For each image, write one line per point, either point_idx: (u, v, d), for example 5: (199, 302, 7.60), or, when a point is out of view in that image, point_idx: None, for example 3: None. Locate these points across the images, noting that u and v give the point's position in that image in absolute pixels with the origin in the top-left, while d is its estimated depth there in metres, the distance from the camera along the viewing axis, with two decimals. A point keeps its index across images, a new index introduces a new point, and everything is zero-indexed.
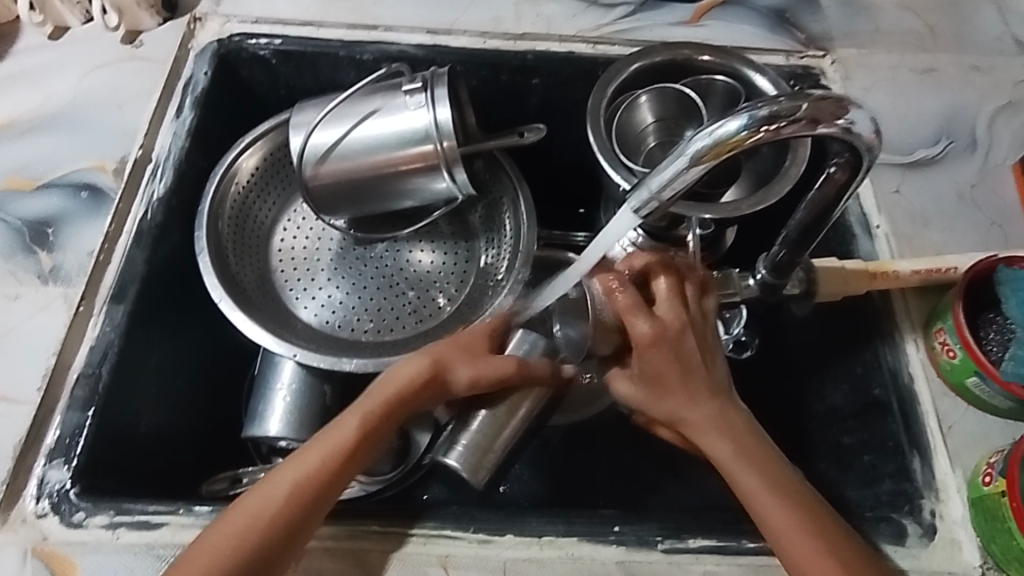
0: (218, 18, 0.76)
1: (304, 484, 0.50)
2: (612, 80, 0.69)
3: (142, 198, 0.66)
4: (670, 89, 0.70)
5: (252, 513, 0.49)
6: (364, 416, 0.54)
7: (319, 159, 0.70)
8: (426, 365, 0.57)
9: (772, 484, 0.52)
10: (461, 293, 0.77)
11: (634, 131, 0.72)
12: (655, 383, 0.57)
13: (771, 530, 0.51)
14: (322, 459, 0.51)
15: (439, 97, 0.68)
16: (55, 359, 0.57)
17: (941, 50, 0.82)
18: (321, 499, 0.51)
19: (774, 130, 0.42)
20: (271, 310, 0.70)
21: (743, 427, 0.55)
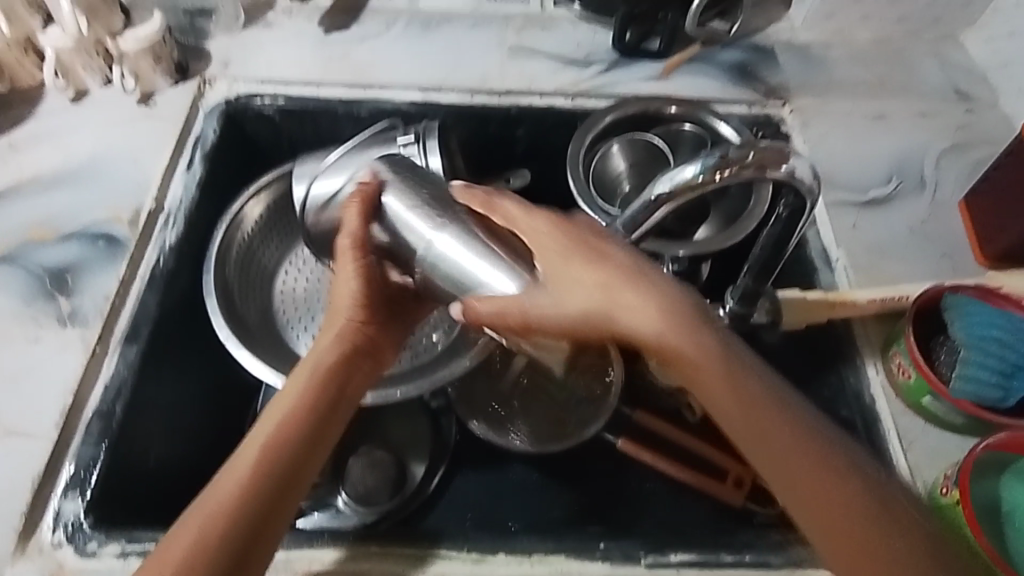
0: (226, 80, 0.83)
1: (227, 503, 0.51)
2: (587, 132, 0.76)
3: (155, 245, 0.70)
4: (639, 140, 0.76)
5: (182, 544, 0.50)
6: (276, 421, 0.55)
7: (319, 207, 0.75)
8: (331, 355, 0.58)
9: (791, 438, 0.48)
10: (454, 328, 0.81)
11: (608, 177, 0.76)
12: (567, 285, 0.50)
13: (796, 498, 0.48)
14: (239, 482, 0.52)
15: (431, 148, 0.74)
16: (71, 396, 0.61)
17: (890, 98, 0.89)
18: (257, 507, 0.52)
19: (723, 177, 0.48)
20: (273, 348, 0.74)
21: (723, 336, 0.49)
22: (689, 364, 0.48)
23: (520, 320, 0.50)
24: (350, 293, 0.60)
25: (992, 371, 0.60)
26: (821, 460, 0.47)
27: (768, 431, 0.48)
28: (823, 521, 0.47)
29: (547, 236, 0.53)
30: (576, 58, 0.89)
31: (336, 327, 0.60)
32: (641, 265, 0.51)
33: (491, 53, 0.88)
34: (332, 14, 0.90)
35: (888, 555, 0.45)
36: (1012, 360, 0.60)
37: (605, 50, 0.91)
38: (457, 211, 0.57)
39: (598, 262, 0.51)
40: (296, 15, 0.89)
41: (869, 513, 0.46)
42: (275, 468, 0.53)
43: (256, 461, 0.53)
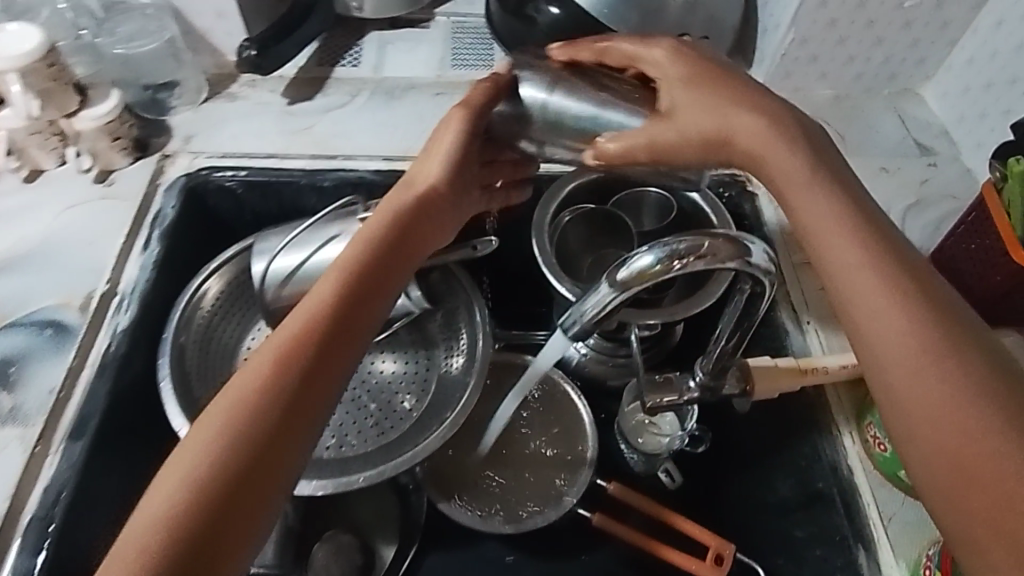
0: (187, 155, 0.82)
1: (259, 383, 0.48)
2: (550, 202, 0.75)
3: (107, 330, 0.68)
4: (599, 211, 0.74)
5: (209, 424, 0.46)
6: (318, 302, 0.52)
7: (280, 283, 0.75)
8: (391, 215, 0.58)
9: (889, 291, 0.45)
10: (425, 398, 0.82)
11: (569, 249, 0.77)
12: (689, 117, 0.53)
13: (874, 342, 0.45)
14: (274, 368, 0.48)
15: None
16: (9, 502, 0.58)
17: (852, 155, 0.90)
18: (293, 392, 0.48)
19: (680, 266, 0.46)
20: None
21: (821, 178, 0.51)
22: (806, 205, 0.50)
23: (656, 125, 0.53)
24: (429, 172, 0.60)
25: None
26: (924, 322, 0.44)
27: (849, 269, 0.46)
28: (903, 390, 0.43)
29: (694, 77, 0.54)
30: None
31: (393, 202, 0.59)
32: (788, 122, 0.52)
33: None
34: (296, 85, 0.90)
35: (969, 425, 0.41)
36: None
37: None
38: (576, 75, 0.58)
39: (744, 110, 0.52)
40: (260, 86, 0.89)
41: (961, 377, 0.42)
42: (307, 353, 0.50)
43: (296, 339, 0.50)
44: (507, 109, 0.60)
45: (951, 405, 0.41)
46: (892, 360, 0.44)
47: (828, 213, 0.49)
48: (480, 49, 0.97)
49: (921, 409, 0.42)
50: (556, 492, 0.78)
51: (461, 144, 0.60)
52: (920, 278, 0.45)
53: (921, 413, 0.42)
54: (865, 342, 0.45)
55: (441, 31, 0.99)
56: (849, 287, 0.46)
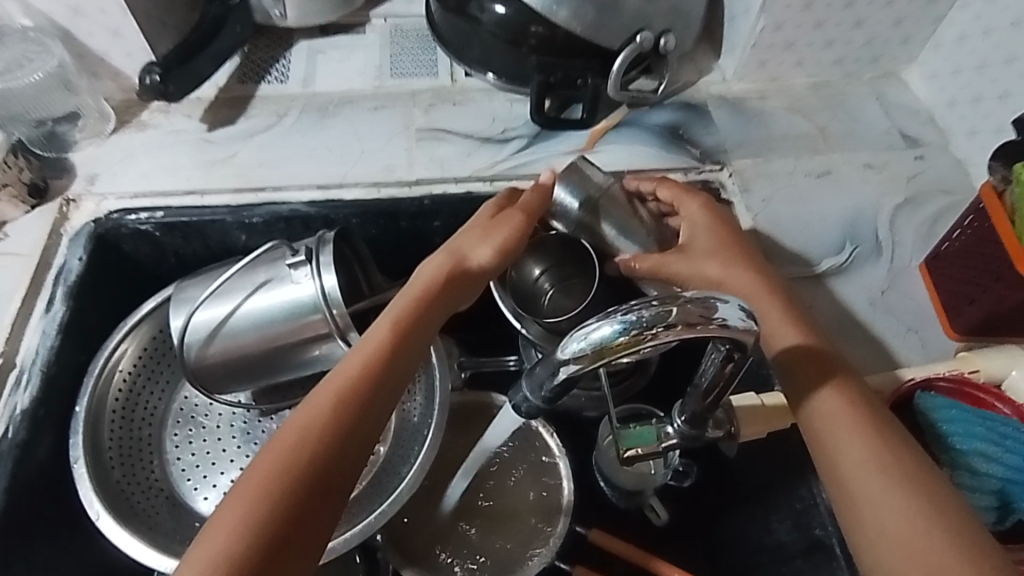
0: (93, 197, 0.73)
1: (311, 442, 0.46)
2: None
3: (4, 414, 0.60)
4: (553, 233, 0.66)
5: (254, 485, 0.44)
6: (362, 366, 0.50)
7: (202, 341, 0.66)
8: (434, 283, 0.56)
9: (847, 405, 0.53)
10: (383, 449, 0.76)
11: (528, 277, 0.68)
12: (705, 260, 0.62)
13: (838, 446, 0.51)
14: (298, 446, 0.46)
15: (324, 265, 0.64)
16: None
17: (833, 150, 0.83)
18: (341, 462, 0.47)
19: (642, 339, 0.38)
20: (162, 513, 0.65)
21: (790, 311, 0.60)
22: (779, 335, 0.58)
23: (675, 257, 0.62)
24: (476, 237, 0.60)
25: (986, 479, 0.54)
26: (873, 434, 0.51)
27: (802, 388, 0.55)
28: (856, 499, 0.49)
29: (718, 229, 0.64)
30: (492, 136, 0.81)
31: (438, 266, 0.57)
32: (774, 281, 0.62)
33: (398, 139, 0.80)
34: (216, 108, 0.81)
35: (921, 539, 0.45)
36: (1003, 474, 0.54)
37: (524, 122, 0.83)
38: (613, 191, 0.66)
39: (742, 264, 0.61)
40: (175, 112, 0.79)
41: (913, 498, 0.47)
42: (354, 418, 0.48)
43: (342, 402, 0.48)
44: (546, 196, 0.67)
45: (905, 512, 0.46)
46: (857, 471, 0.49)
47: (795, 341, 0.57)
48: (422, 54, 0.88)
49: (873, 511, 0.48)
50: (531, 545, 0.70)
51: (513, 228, 0.60)
52: (882, 410, 0.53)
53: (891, 521, 0.46)
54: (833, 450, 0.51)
55: (378, 36, 0.89)
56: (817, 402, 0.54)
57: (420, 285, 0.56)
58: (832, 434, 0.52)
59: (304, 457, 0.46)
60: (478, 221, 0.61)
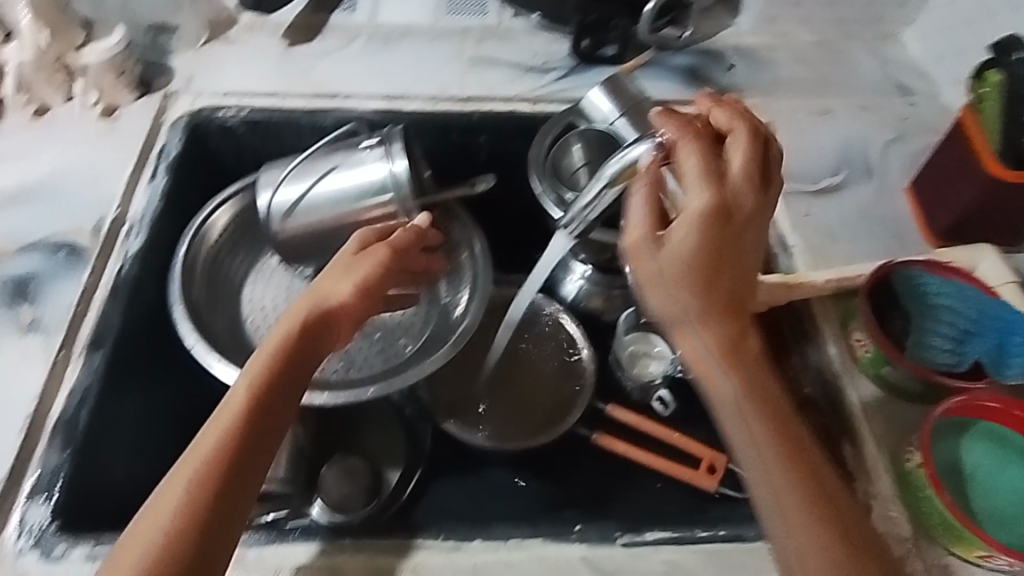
0: (190, 94, 0.82)
1: (184, 515, 0.49)
2: (541, 144, 0.78)
3: (119, 255, 0.68)
4: (593, 132, 0.77)
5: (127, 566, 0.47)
6: (224, 433, 0.52)
7: (285, 214, 0.75)
8: (286, 340, 0.57)
9: (814, 490, 0.49)
10: (414, 346, 0.82)
11: (569, 168, 0.77)
12: (700, 256, 0.49)
13: (788, 538, 0.48)
14: (171, 524, 0.48)
15: (396, 151, 0.74)
16: (35, 405, 0.57)
17: (834, 95, 0.94)
18: (216, 521, 0.50)
19: (670, 157, 0.54)
20: (241, 354, 0.75)
21: (748, 352, 0.51)
22: (726, 376, 0.50)
23: (677, 228, 0.49)
24: (333, 282, 0.62)
25: (948, 330, 0.64)
26: (816, 514, 0.48)
27: (756, 459, 0.50)
28: (791, 546, 0.48)
29: (704, 222, 0.49)
30: (534, 66, 0.92)
31: (296, 315, 0.60)
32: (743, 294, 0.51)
33: (452, 65, 0.91)
34: (294, 30, 0.91)
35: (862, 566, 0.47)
36: (963, 326, 0.64)
37: (562, 57, 0.94)
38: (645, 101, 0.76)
39: (710, 285, 0.50)
40: (259, 31, 0.90)
41: (849, 562, 0.47)
42: (223, 481, 0.51)
43: (211, 466, 0.51)
44: (589, 106, 0.78)
45: None
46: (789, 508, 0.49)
47: (736, 395, 0.50)
48: None
49: None
50: (557, 412, 0.83)
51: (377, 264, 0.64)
52: (830, 481, 0.50)
53: None
54: (784, 540, 0.49)
55: None
56: (760, 480, 0.50)
57: (275, 339, 0.57)
58: (790, 524, 0.48)
59: (167, 537, 0.48)
60: (338, 266, 0.64)
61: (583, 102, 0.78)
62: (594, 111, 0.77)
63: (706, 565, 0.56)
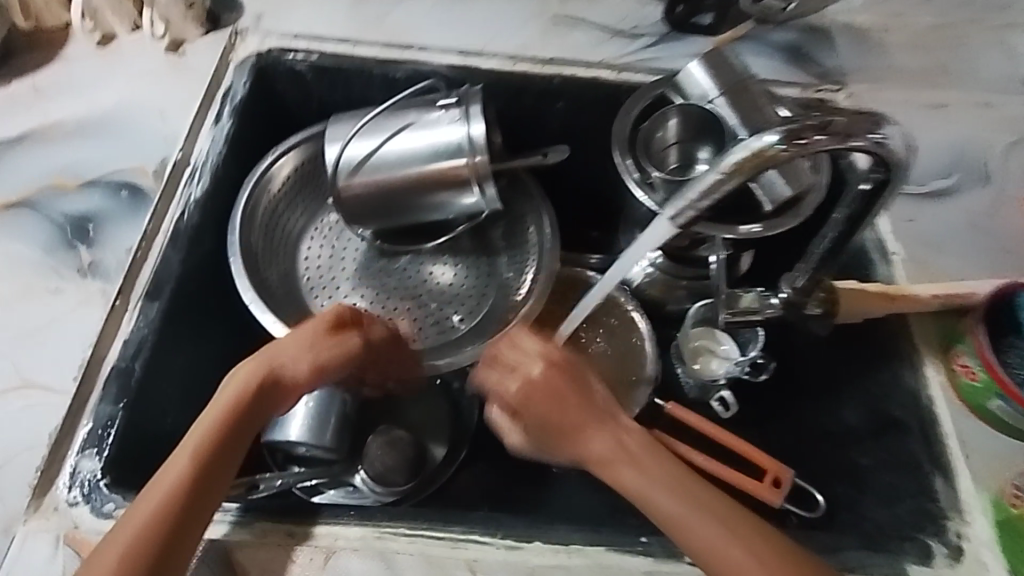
0: (258, 33, 0.77)
1: None
2: (627, 119, 0.71)
3: (180, 200, 0.65)
4: (695, 108, 0.70)
5: None
6: (155, 511, 0.46)
7: (352, 171, 0.71)
8: (226, 417, 0.52)
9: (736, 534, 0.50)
10: (465, 326, 0.77)
11: (660, 146, 0.72)
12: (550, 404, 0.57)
13: None
14: None
15: (473, 115, 0.69)
16: (91, 351, 0.55)
17: (952, 87, 0.85)
18: None
19: (806, 143, 0.45)
20: (296, 311, 0.72)
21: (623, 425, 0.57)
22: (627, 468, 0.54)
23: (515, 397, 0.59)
24: (295, 350, 0.56)
25: None
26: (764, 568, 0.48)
27: (691, 524, 0.50)
28: None
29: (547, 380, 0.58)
30: (623, 31, 0.85)
31: (248, 377, 0.54)
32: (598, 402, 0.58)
33: (534, 23, 0.84)
34: None
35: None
36: None
37: (653, 23, 0.86)
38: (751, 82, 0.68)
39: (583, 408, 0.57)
40: None
41: None
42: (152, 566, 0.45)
43: (138, 547, 0.45)
44: (685, 79, 0.71)
45: None
46: (679, 521, 0.51)
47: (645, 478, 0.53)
48: None
49: None
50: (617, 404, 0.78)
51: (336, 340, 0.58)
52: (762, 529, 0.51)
53: None
54: None
55: None
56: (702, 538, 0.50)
57: (222, 408, 0.52)
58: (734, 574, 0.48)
59: None
60: (298, 337, 0.57)
61: (682, 73, 0.70)
62: (693, 86, 0.70)
63: None
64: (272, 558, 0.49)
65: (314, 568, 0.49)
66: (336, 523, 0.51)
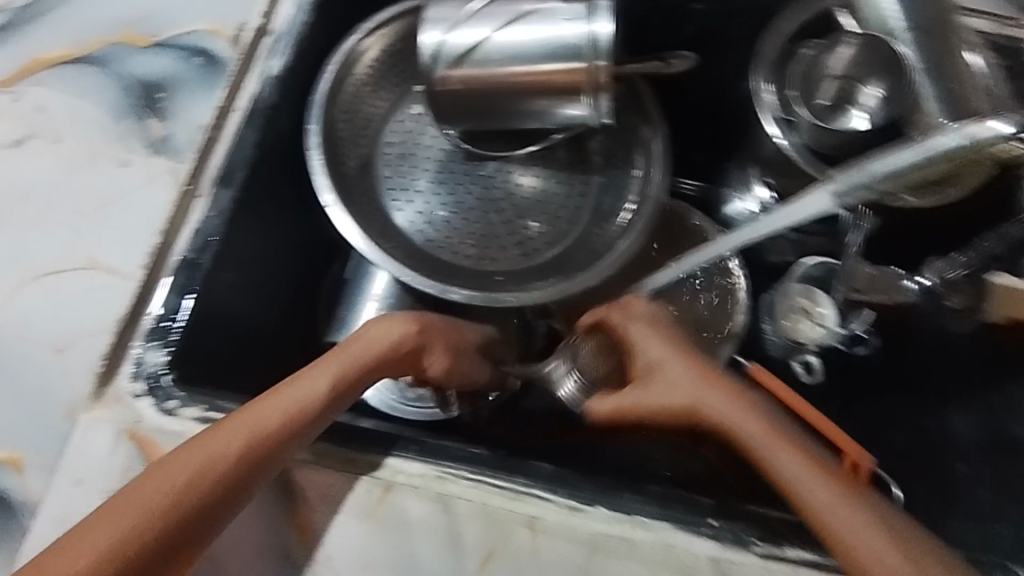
0: None
1: (195, 489, 0.41)
2: (780, 35, 0.60)
3: (258, 74, 0.58)
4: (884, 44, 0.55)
5: (117, 510, 0.39)
6: (284, 423, 0.45)
7: (453, 62, 0.61)
8: (384, 350, 0.52)
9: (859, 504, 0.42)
10: (550, 253, 0.71)
11: (819, 75, 0.60)
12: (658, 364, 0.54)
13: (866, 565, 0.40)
14: (176, 490, 0.40)
15: (601, 10, 0.58)
16: (158, 238, 0.52)
17: None
18: (224, 501, 0.42)
19: None
20: (370, 211, 0.67)
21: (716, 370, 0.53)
22: (735, 420, 0.48)
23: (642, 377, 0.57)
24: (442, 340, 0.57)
25: None
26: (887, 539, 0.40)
27: (799, 473, 0.44)
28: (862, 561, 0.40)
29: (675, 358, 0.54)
30: None
31: (404, 330, 0.54)
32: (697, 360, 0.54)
33: None
34: None
35: (842, 512, 0.42)
36: None
37: None
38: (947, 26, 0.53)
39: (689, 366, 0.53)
40: None
41: None
42: (255, 476, 0.43)
43: (251, 453, 0.43)
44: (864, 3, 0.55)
45: None
46: (739, 430, 0.48)
47: (755, 425, 0.48)
48: None
49: None
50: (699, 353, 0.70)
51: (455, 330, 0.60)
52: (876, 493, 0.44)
53: None
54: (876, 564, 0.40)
55: None
56: (823, 506, 0.42)
57: (376, 345, 0.52)
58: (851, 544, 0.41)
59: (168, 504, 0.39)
60: (435, 327, 0.57)
61: None
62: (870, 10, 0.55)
63: None
64: (330, 484, 0.48)
65: (370, 501, 0.48)
66: (396, 456, 0.49)
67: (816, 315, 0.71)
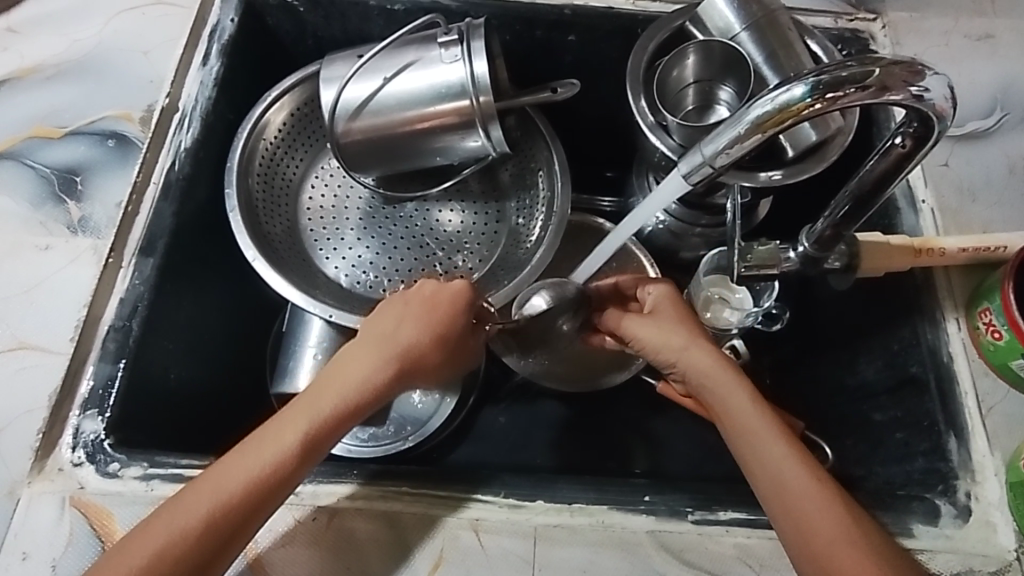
0: None
1: (179, 544, 0.44)
2: (646, 52, 0.65)
3: (170, 149, 0.62)
4: (717, 46, 0.63)
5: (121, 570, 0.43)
6: (255, 472, 0.46)
7: (351, 115, 0.66)
8: (374, 365, 0.52)
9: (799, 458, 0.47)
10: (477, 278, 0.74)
11: (680, 84, 0.67)
12: (668, 325, 0.56)
13: (794, 510, 0.46)
14: (168, 540, 0.44)
15: (476, 50, 0.64)
16: (85, 311, 0.55)
17: (1001, 14, 0.74)
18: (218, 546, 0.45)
19: (838, 97, 0.41)
20: (298, 264, 0.70)
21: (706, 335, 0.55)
22: (730, 392, 0.51)
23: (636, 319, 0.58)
24: (418, 344, 0.54)
25: None
26: (817, 483, 0.46)
27: (758, 427, 0.49)
28: (791, 505, 0.46)
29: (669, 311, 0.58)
30: None
31: (376, 356, 0.52)
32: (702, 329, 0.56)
33: None
34: None
35: (780, 464, 0.47)
36: None
37: None
38: (774, 21, 0.62)
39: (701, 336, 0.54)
40: None
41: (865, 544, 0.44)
42: (244, 520, 0.45)
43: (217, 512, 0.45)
44: (706, 12, 0.64)
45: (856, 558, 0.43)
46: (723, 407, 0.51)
47: (746, 395, 0.51)
48: None
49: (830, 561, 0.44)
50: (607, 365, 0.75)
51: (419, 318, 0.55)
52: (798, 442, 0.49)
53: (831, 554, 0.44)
54: (802, 506, 0.46)
55: None
56: (777, 465, 0.47)
57: (352, 372, 0.51)
58: (779, 491, 0.46)
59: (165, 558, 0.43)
60: (429, 316, 0.55)
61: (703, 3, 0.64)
62: (713, 19, 0.64)
63: (780, 554, 0.51)
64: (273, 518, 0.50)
65: (318, 528, 0.50)
66: (338, 483, 0.52)
67: (735, 300, 0.73)
